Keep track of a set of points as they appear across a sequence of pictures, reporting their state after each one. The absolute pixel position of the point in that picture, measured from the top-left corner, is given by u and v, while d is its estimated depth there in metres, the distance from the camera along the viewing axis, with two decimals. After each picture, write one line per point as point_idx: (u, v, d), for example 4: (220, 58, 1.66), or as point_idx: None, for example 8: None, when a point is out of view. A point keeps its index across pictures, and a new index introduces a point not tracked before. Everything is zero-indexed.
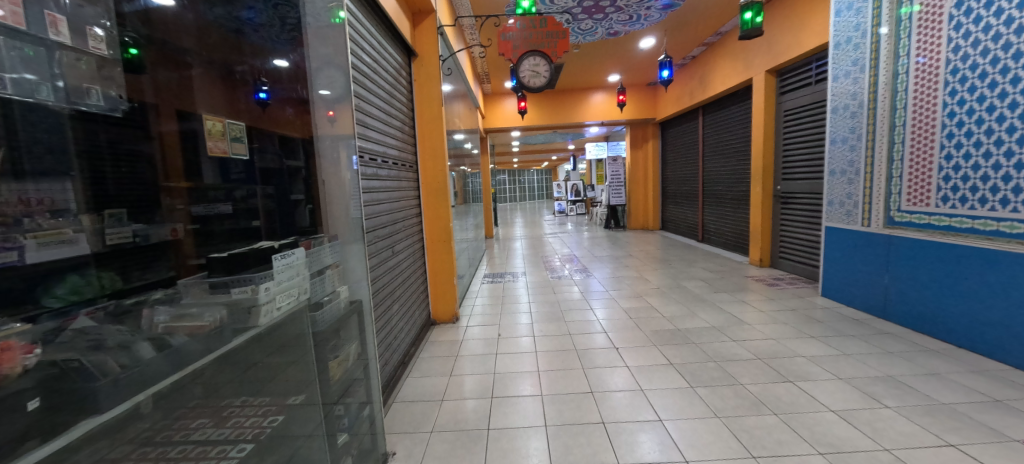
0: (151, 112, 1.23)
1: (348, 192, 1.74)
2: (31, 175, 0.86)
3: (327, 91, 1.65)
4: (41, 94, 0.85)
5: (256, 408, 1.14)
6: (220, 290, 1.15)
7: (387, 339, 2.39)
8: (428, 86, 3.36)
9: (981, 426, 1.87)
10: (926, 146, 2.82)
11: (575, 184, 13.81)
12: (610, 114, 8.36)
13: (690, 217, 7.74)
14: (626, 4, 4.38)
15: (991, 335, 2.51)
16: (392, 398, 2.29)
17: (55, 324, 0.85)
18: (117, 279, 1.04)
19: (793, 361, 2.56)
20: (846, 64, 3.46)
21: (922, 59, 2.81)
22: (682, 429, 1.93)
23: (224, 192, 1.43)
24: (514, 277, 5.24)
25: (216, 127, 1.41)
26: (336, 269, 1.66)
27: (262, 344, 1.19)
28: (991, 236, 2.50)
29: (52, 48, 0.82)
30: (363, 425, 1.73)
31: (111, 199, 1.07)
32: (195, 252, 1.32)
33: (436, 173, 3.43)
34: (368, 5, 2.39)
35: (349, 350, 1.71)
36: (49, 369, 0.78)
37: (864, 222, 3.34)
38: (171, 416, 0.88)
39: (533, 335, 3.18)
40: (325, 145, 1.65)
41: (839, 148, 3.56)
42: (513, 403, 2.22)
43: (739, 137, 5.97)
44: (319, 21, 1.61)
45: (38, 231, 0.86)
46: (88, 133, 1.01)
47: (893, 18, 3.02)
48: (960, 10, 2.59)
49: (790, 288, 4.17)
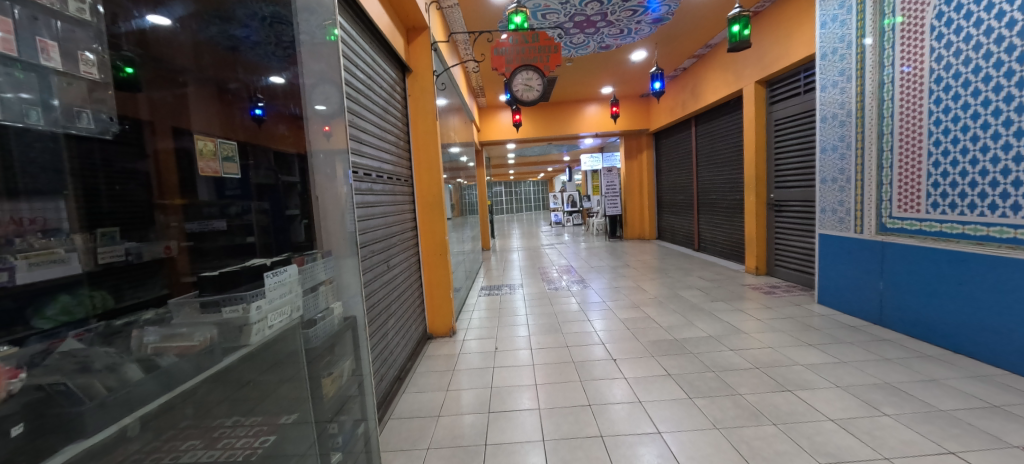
0: (146, 130, 1.20)
1: (343, 205, 1.82)
2: (26, 194, 0.86)
3: (322, 106, 1.73)
4: (30, 118, 0.85)
5: (248, 428, 1.14)
6: (211, 309, 1.14)
7: (382, 353, 2.37)
8: (422, 101, 3.40)
9: (981, 432, 1.86)
10: (914, 154, 2.86)
11: (571, 195, 13.90)
12: (604, 125, 8.46)
13: (685, 226, 7.78)
14: (617, 18, 4.47)
15: (988, 339, 2.50)
16: (389, 415, 2.27)
17: (43, 346, 0.83)
18: (109, 297, 1.02)
19: (792, 370, 2.55)
20: (832, 74, 3.53)
21: (907, 69, 2.87)
22: (681, 442, 1.91)
23: (218, 209, 1.40)
24: (511, 289, 5.23)
25: (207, 147, 1.38)
26: (330, 285, 1.67)
27: (254, 362, 1.21)
28: (982, 241, 2.52)
29: (44, 73, 0.84)
30: (358, 444, 1.70)
31: (105, 217, 1.04)
32: (189, 269, 1.27)
33: (431, 186, 3.45)
34: (362, 22, 2.43)
35: (343, 367, 1.70)
36: (34, 392, 0.77)
37: (857, 228, 3.37)
38: (161, 437, 0.89)
39: (530, 347, 3.16)
40: (319, 160, 1.70)
41: (830, 156, 3.60)
42: (511, 417, 2.20)
43: (732, 147, 6.04)
44: (314, 38, 1.69)
45: (31, 251, 0.85)
46: (83, 153, 1.00)
47: (877, 30, 3.09)
48: (940, 21, 2.65)
49: (786, 296, 4.18)
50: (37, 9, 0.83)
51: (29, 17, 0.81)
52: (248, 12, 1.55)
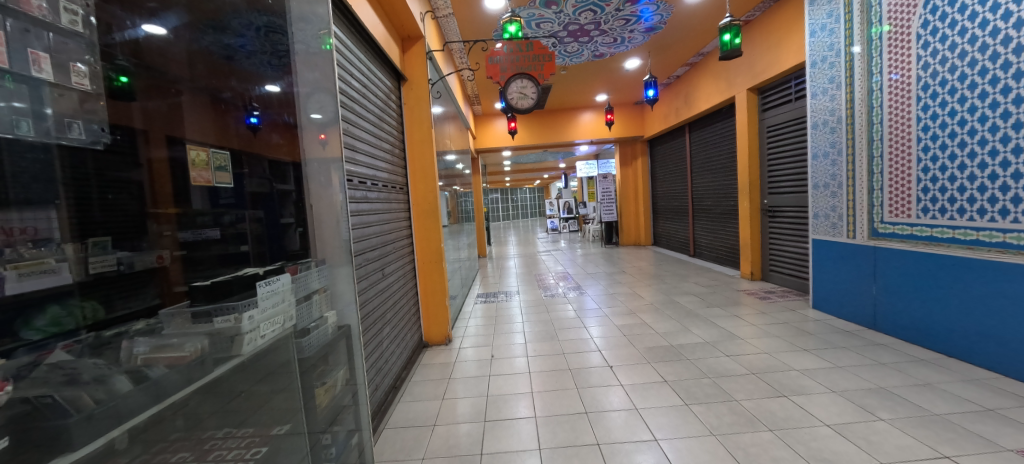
0: (140, 139, 1.18)
1: (337, 212, 1.83)
2: (15, 204, 0.85)
3: (316, 115, 1.77)
4: (19, 129, 0.84)
5: (239, 440, 1.14)
6: (203, 320, 1.13)
7: (378, 363, 2.36)
8: (416, 108, 3.40)
9: (974, 436, 1.87)
10: (903, 160, 2.90)
11: (568, 202, 13.94)
12: (598, 132, 8.54)
13: (681, 232, 7.80)
14: (610, 27, 4.53)
15: (981, 344, 2.52)
16: (384, 425, 2.25)
17: (31, 358, 0.81)
18: (101, 308, 1.01)
19: (787, 375, 2.56)
20: (822, 81, 3.58)
21: (895, 76, 2.92)
22: (678, 450, 1.90)
23: (212, 218, 1.38)
24: (508, 296, 5.22)
25: (200, 157, 1.35)
26: (324, 294, 1.69)
27: (246, 373, 1.22)
28: (972, 245, 2.55)
29: (36, 84, 0.85)
30: (351, 454, 1.69)
31: (96, 226, 1.03)
32: (182, 279, 1.26)
33: (426, 194, 3.45)
34: (357, 32, 2.45)
35: (337, 376, 1.69)
36: (20, 405, 0.76)
37: (849, 233, 3.40)
38: (150, 451, 0.89)
39: (527, 355, 3.15)
40: (314, 169, 1.75)
41: (822, 163, 3.64)
42: (508, 426, 2.18)
43: (725, 153, 6.09)
44: (309, 47, 1.74)
45: (20, 261, 0.84)
46: (75, 162, 0.99)
47: (865, 38, 3.14)
48: (926, 30, 2.71)
49: (781, 301, 4.20)
50: (29, 20, 0.84)
51: (21, 29, 0.82)
52: (244, 22, 1.56)
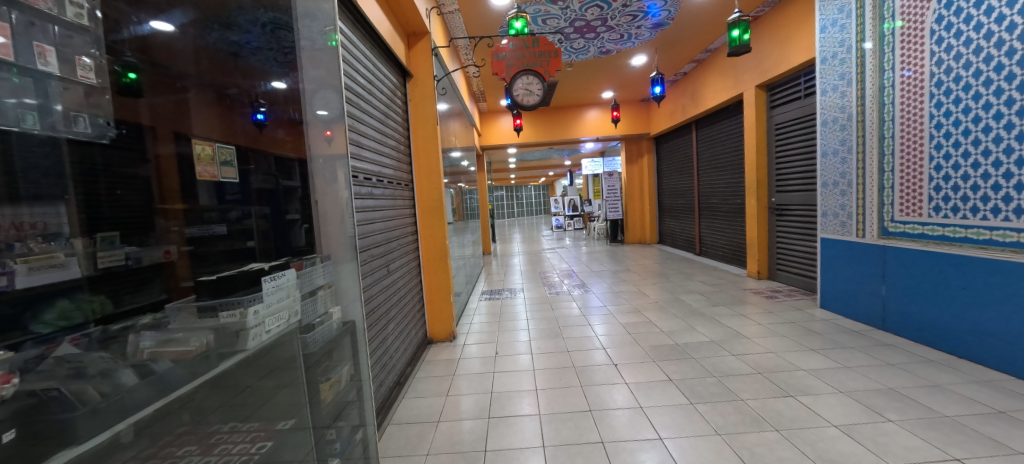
0: (147, 134, 1.19)
1: (343, 208, 1.81)
2: (27, 199, 0.86)
3: (322, 111, 1.73)
4: (26, 122, 0.84)
5: (244, 434, 1.14)
6: (208, 315, 1.15)
7: (382, 359, 2.37)
8: (422, 105, 3.40)
9: (985, 439, 1.83)
10: (915, 157, 2.85)
11: (573, 200, 13.92)
12: (604, 129, 8.49)
13: (687, 230, 7.74)
14: (617, 23, 4.49)
15: (994, 345, 2.47)
16: (389, 421, 2.25)
17: (38, 351, 0.83)
18: (108, 303, 1.02)
19: (794, 375, 2.53)
20: (833, 78, 3.52)
21: (907, 73, 2.87)
22: (683, 449, 1.89)
23: (218, 213, 1.38)
24: (512, 293, 5.22)
25: (205, 151, 1.33)
26: (329, 290, 1.67)
27: (251, 368, 1.21)
28: (985, 244, 2.50)
29: (41, 77, 0.85)
30: (356, 450, 1.70)
31: (104, 221, 1.04)
32: (189, 274, 1.27)
33: (431, 190, 3.45)
34: (363, 28, 2.45)
35: (341, 372, 1.70)
36: (26, 399, 0.77)
37: (859, 232, 3.36)
38: (156, 444, 0.89)
39: (531, 352, 3.15)
40: (319, 165, 1.71)
41: (831, 160, 3.59)
42: (512, 423, 2.18)
43: (732, 151, 6.04)
44: (315, 44, 1.69)
45: (31, 255, 0.85)
46: (85, 156, 1.01)
47: (876, 34, 3.09)
48: (940, 24, 2.65)
49: (788, 300, 4.17)
50: (33, 14, 0.83)
51: (27, 22, 0.82)
52: (249, 18, 1.54)
